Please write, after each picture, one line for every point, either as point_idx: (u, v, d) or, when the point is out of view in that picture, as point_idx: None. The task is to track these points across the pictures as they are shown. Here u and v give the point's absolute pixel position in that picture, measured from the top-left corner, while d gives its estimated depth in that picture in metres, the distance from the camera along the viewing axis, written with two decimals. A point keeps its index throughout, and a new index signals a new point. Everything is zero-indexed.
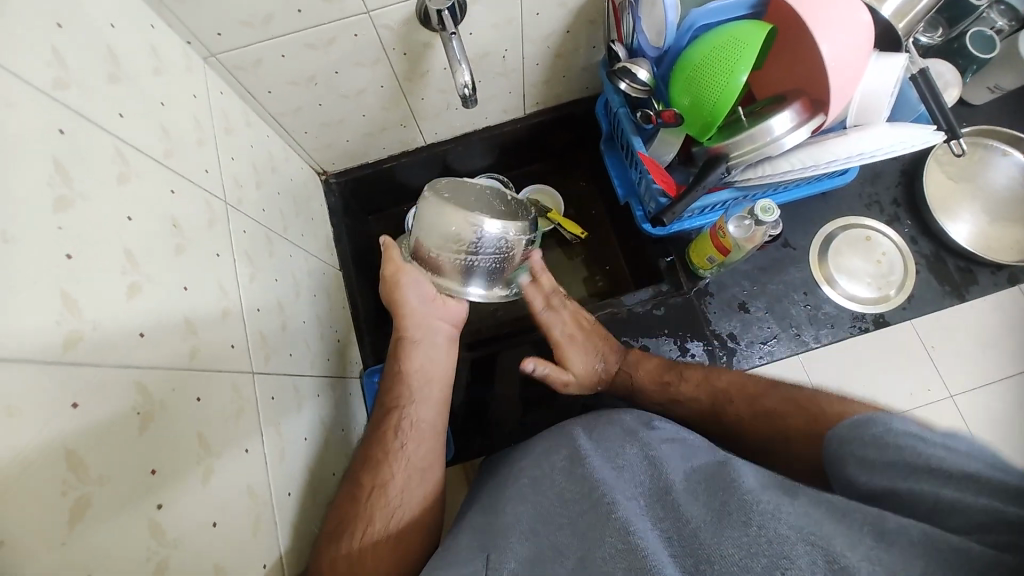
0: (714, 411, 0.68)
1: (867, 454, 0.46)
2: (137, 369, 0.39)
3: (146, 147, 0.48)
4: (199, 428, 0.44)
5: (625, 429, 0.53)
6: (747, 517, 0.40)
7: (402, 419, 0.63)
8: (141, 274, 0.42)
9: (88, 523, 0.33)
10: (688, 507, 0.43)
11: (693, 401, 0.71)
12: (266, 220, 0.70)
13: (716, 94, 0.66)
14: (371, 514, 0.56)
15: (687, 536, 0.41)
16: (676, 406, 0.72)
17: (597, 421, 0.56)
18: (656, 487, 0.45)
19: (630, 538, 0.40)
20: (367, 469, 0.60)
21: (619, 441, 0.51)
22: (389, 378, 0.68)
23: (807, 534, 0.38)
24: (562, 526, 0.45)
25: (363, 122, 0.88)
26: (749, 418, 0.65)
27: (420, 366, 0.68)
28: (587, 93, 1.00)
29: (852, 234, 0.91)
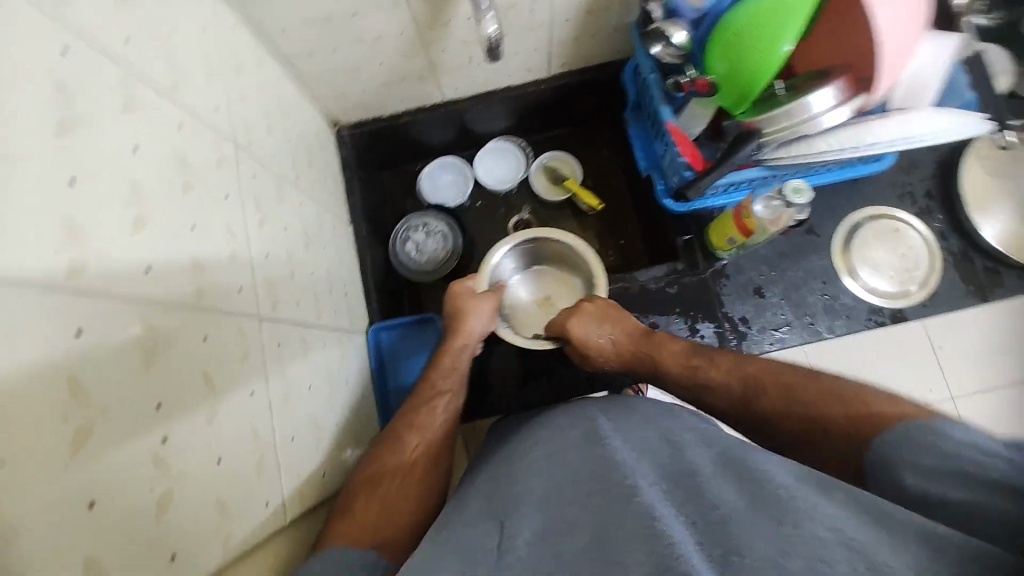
0: (746, 401, 0.62)
1: (922, 463, 0.45)
2: (144, 304, 0.38)
3: (156, 76, 0.46)
4: (204, 368, 0.43)
5: (645, 415, 0.53)
6: (781, 516, 0.39)
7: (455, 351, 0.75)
8: (149, 209, 0.41)
9: (91, 450, 0.31)
10: (718, 493, 0.42)
11: (718, 390, 0.65)
12: (278, 166, 0.68)
13: (755, 63, 0.63)
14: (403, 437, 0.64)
15: (716, 530, 0.39)
16: (703, 391, 0.66)
17: (615, 404, 0.55)
18: (682, 472, 0.45)
19: (655, 531, 0.39)
20: (412, 430, 0.66)
21: (640, 425, 0.51)
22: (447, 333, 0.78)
23: (848, 539, 0.37)
24: (573, 503, 0.44)
25: (381, 71, 0.84)
26: (772, 400, 0.60)
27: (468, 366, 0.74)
28: (616, 57, 0.96)
29: (879, 225, 0.88)
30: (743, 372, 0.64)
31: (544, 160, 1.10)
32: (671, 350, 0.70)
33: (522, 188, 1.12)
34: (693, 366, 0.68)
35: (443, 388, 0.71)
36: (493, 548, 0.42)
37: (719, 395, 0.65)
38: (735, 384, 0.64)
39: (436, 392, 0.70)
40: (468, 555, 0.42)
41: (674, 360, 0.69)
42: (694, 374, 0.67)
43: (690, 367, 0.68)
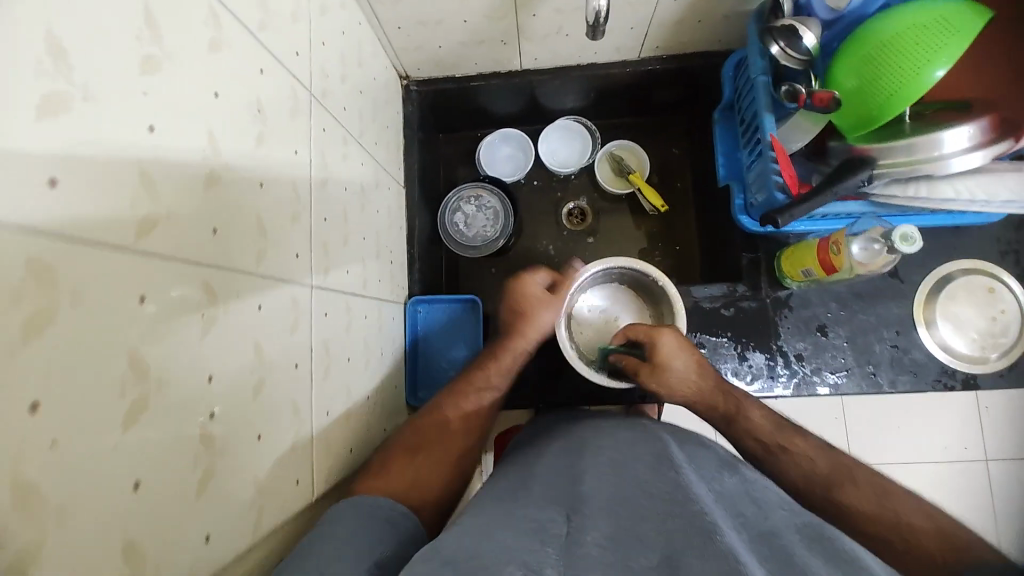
0: (832, 491, 0.50)
1: None
2: (207, 269, 0.35)
3: (242, 12, 0.41)
4: (256, 338, 0.41)
5: (725, 465, 0.50)
6: None
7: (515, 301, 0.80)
8: (221, 163, 0.38)
9: (140, 427, 0.29)
10: (809, 561, 0.35)
11: (801, 474, 0.52)
12: (345, 121, 0.64)
13: (894, 85, 0.55)
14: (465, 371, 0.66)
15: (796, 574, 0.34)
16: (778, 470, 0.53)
17: (689, 441, 0.53)
18: (763, 527, 0.40)
19: (733, 556, 0.33)
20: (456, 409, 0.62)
21: (717, 470, 0.48)
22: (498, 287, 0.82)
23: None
24: (645, 519, 0.39)
25: (463, 29, 0.78)
26: (852, 494, 0.49)
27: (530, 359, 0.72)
28: (717, 48, 0.86)
29: (972, 281, 0.80)
30: (836, 458, 0.52)
31: (612, 148, 1.03)
32: (755, 410, 0.58)
33: (583, 174, 1.06)
34: (774, 439, 0.55)
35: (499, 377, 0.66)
36: (561, 536, 0.39)
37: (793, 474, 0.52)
38: (814, 474, 0.51)
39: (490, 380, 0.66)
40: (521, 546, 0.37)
41: (755, 421, 0.57)
42: (775, 448, 0.54)
43: (772, 433, 0.55)
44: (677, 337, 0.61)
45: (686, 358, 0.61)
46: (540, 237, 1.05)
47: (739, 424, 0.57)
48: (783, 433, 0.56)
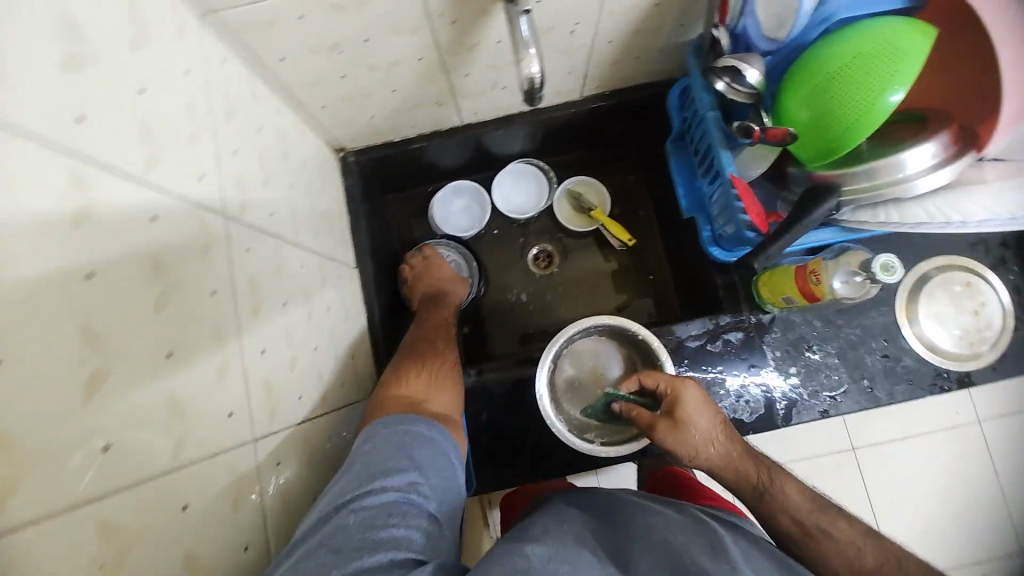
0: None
1: None
2: (108, 498, 0.32)
3: (114, 162, 0.35)
4: (182, 547, 0.36)
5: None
6: None
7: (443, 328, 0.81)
8: (108, 354, 0.32)
9: None
10: None
11: (843, 559, 0.51)
12: (275, 226, 0.58)
13: (853, 117, 0.52)
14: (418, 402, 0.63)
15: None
16: (820, 552, 0.51)
17: (755, 544, 0.47)
18: None
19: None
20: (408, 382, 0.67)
21: None
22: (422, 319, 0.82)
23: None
24: None
25: (394, 98, 0.73)
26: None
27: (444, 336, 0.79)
28: (659, 77, 0.84)
29: (949, 277, 0.79)
30: (882, 546, 0.51)
31: (569, 184, 1.00)
32: (792, 484, 0.55)
33: (543, 216, 1.01)
34: (816, 519, 0.53)
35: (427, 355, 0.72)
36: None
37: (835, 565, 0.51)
38: (848, 552, 0.51)
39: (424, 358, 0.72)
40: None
41: (794, 500, 0.54)
42: (819, 533, 0.52)
43: (812, 513, 0.53)
44: (706, 393, 0.55)
45: (713, 426, 0.55)
46: (509, 288, 1.00)
47: (772, 501, 0.54)
48: (819, 509, 0.54)
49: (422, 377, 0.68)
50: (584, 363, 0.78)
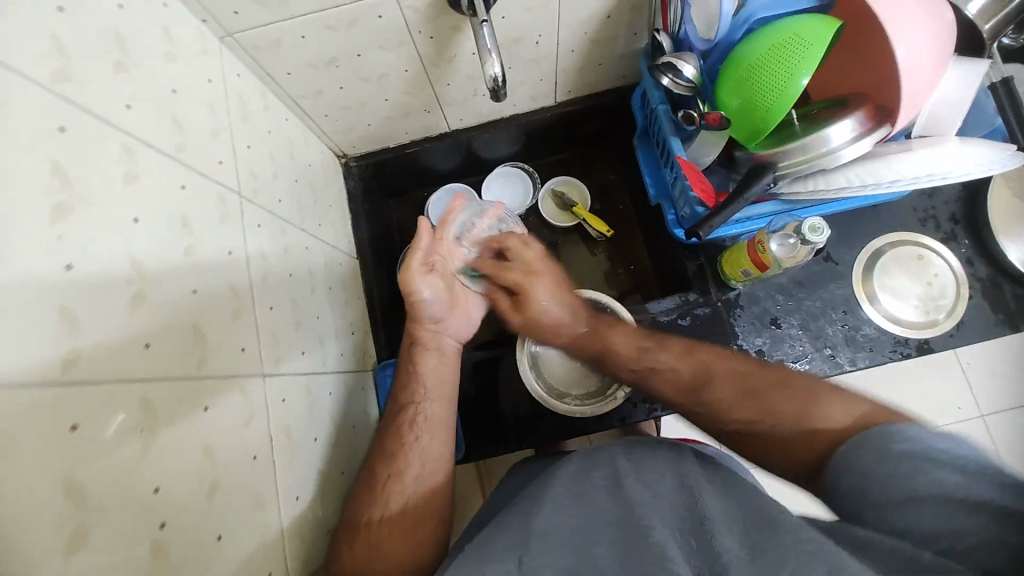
0: (801, 425, 0.50)
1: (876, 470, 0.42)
2: (145, 383, 0.37)
3: (155, 140, 0.45)
4: (204, 440, 0.41)
5: (672, 461, 0.53)
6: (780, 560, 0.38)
7: (416, 417, 0.65)
8: (148, 281, 0.39)
9: (87, 553, 0.30)
10: (724, 541, 0.42)
11: (731, 403, 0.57)
12: (282, 211, 0.67)
13: (773, 98, 0.60)
14: (385, 509, 0.60)
15: (716, 568, 0.40)
16: (768, 409, 0.54)
17: (638, 444, 0.56)
18: (693, 520, 0.45)
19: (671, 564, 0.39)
20: (383, 459, 0.63)
21: (661, 471, 0.51)
22: (399, 382, 0.69)
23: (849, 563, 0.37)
24: (597, 544, 0.44)
25: (386, 106, 0.84)
26: (796, 415, 0.51)
27: (433, 372, 0.69)
28: (624, 83, 0.94)
29: (902, 252, 0.85)
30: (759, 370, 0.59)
31: (554, 184, 1.08)
32: (834, 402, 0.50)
33: (530, 214, 1.10)
34: (772, 389, 0.56)
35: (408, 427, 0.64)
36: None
37: (784, 412, 0.53)
38: (684, 385, 0.62)
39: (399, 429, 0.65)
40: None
41: (720, 381, 0.60)
42: (740, 392, 0.57)
43: (681, 366, 0.64)
44: (548, 286, 0.73)
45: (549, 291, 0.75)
46: None
47: (613, 358, 0.70)
48: (697, 357, 0.64)
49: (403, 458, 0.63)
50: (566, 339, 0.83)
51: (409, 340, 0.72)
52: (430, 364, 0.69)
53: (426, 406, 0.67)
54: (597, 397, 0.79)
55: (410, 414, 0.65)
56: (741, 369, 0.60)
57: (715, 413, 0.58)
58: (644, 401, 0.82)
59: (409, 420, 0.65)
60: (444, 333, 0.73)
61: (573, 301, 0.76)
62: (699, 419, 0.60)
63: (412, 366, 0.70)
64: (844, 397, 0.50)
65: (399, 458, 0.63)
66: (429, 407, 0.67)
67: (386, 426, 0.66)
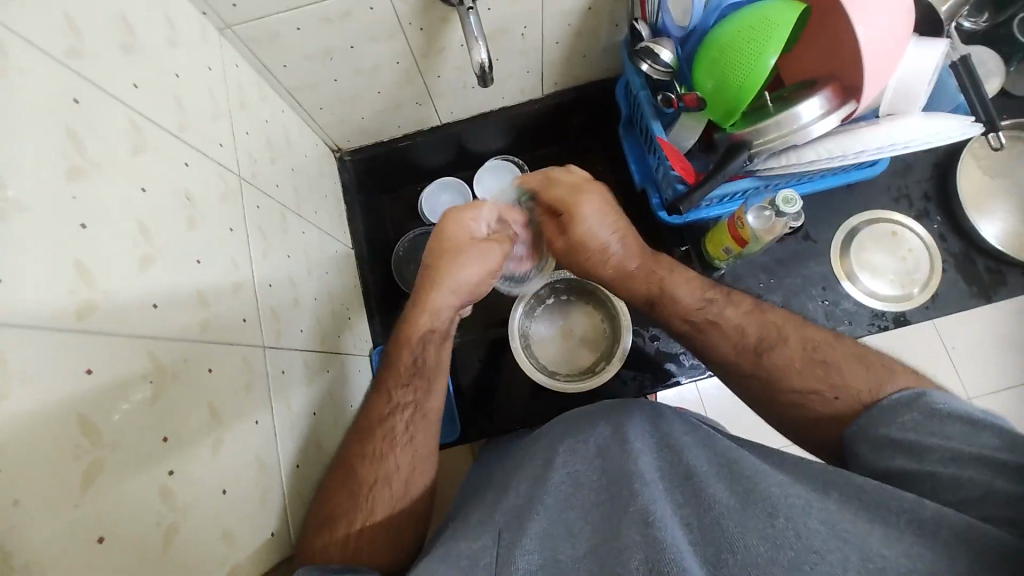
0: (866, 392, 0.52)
1: (906, 437, 0.46)
2: (151, 340, 0.39)
3: (159, 119, 0.47)
4: (209, 398, 0.43)
5: (649, 412, 0.48)
6: (775, 511, 0.37)
7: (412, 418, 0.59)
8: (154, 246, 0.42)
9: (101, 484, 0.32)
10: (715, 490, 0.39)
11: (792, 368, 0.57)
12: (279, 196, 0.70)
13: (743, 75, 0.64)
14: (373, 510, 0.54)
15: (712, 525, 0.37)
16: (840, 383, 0.54)
17: (609, 406, 0.50)
18: (680, 471, 0.42)
19: (650, 530, 0.36)
20: (366, 462, 0.56)
21: (636, 424, 0.46)
22: (393, 370, 0.61)
23: (839, 532, 0.36)
24: (574, 509, 0.41)
25: (379, 99, 0.87)
26: (862, 387, 0.52)
27: (438, 361, 0.63)
28: (608, 75, 0.98)
29: (877, 229, 0.89)
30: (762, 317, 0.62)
31: None
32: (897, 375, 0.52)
33: None
34: (842, 360, 0.56)
35: (403, 400, 0.59)
36: (491, 562, 0.38)
37: (784, 356, 0.58)
38: (751, 346, 0.60)
39: (395, 407, 0.59)
40: (467, 553, 0.40)
41: (790, 346, 0.59)
42: (809, 360, 0.57)
43: (748, 324, 0.62)
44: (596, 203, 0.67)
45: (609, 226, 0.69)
46: None
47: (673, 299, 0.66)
48: (766, 317, 0.62)
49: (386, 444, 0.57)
50: (559, 319, 0.86)
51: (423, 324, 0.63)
52: (414, 394, 0.60)
53: (421, 403, 0.61)
54: (583, 373, 0.82)
55: (390, 426, 0.58)
56: (809, 336, 0.60)
57: (769, 380, 0.58)
58: (635, 378, 0.86)
59: (392, 432, 0.58)
60: (456, 315, 0.66)
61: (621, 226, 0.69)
62: (756, 385, 0.59)
63: (411, 359, 0.62)
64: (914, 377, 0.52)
65: (386, 463, 0.56)
66: (425, 405, 0.61)
67: (360, 439, 0.58)
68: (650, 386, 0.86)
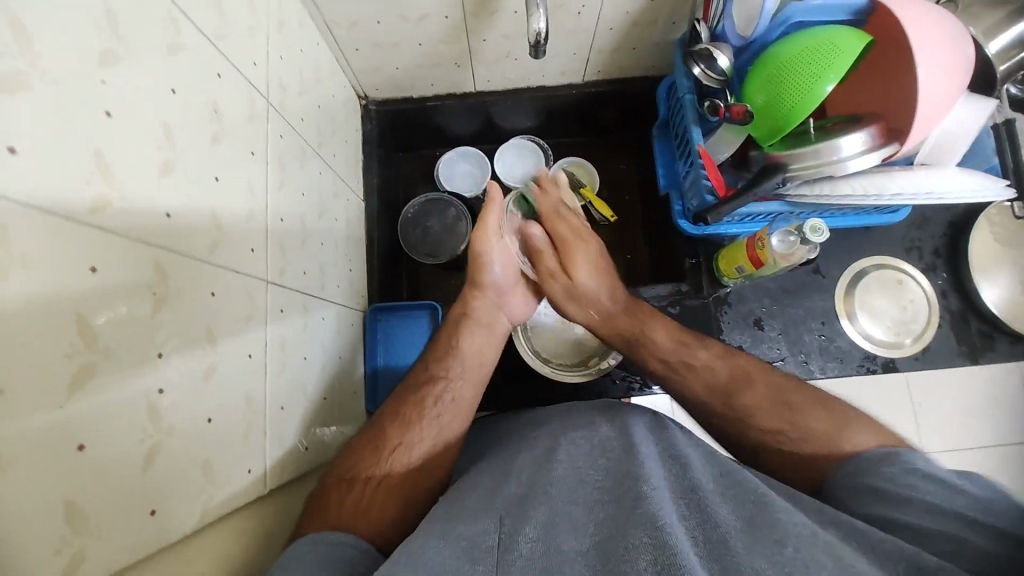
0: (832, 442, 0.53)
1: (888, 488, 0.46)
2: (160, 250, 0.36)
3: (199, 20, 0.44)
4: (208, 322, 0.41)
5: (654, 427, 0.50)
6: (781, 538, 0.36)
7: (443, 394, 0.61)
8: (176, 152, 0.39)
9: (90, 390, 0.30)
10: (719, 512, 0.39)
11: (762, 410, 0.58)
12: (303, 130, 0.66)
13: (796, 97, 0.63)
14: (389, 472, 0.54)
15: (719, 546, 0.36)
16: (803, 426, 0.56)
17: (615, 412, 0.52)
18: (683, 486, 0.42)
19: (658, 533, 0.35)
20: (397, 425, 0.57)
21: (644, 435, 0.47)
22: (436, 350, 0.66)
23: (845, 564, 0.35)
24: (576, 504, 0.41)
25: (418, 51, 0.83)
26: (825, 436, 0.54)
27: (475, 347, 0.67)
28: (653, 73, 0.96)
29: (884, 275, 0.90)
30: (731, 363, 0.63)
31: (565, 164, 1.06)
32: (863, 428, 0.54)
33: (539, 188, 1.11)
34: (807, 406, 0.57)
35: (438, 374, 0.63)
36: (492, 547, 0.37)
37: (753, 399, 0.59)
38: (722, 388, 0.62)
39: (430, 380, 0.62)
40: (464, 534, 0.39)
41: (757, 389, 0.60)
42: (778, 403, 0.58)
43: (719, 368, 0.63)
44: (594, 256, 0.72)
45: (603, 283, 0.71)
46: None
47: (649, 346, 0.68)
48: (736, 363, 0.63)
49: (416, 410, 0.59)
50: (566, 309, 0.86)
51: (460, 309, 0.70)
52: (456, 369, 0.64)
53: (455, 383, 0.63)
54: (576, 366, 0.82)
55: (424, 395, 0.60)
56: (777, 381, 0.61)
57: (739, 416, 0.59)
58: (624, 378, 0.86)
59: (424, 402, 0.60)
60: (494, 301, 0.71)
61: (609, 277, 0.72)
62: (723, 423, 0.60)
63: (453, 340, 0.67)
64: (878, 428, 0.54)
65: (412, 432, 0.57)
66: (459, 386, 0.63)
67: (397, 404, 0.60)
68: (637, 388, 0.86)
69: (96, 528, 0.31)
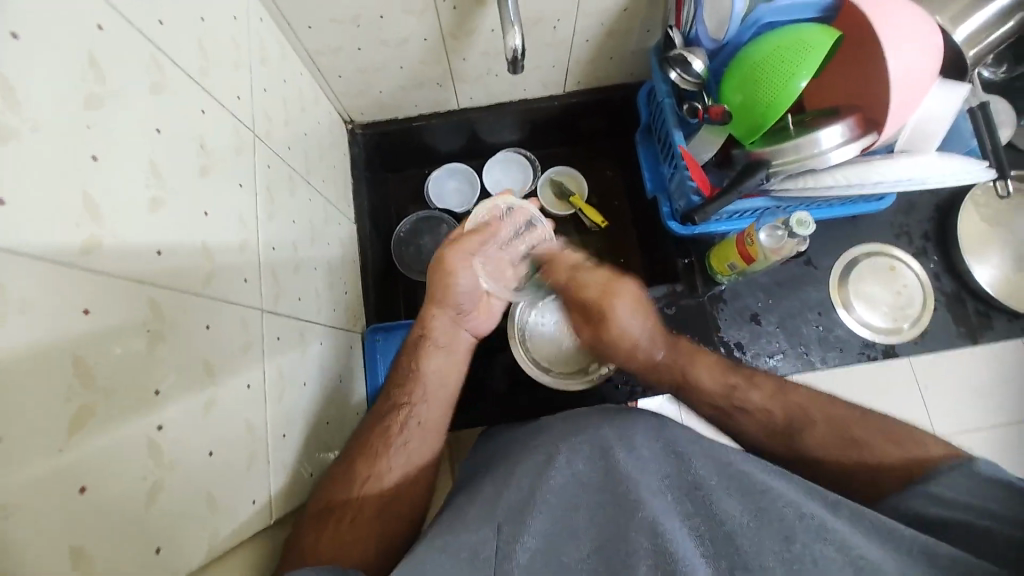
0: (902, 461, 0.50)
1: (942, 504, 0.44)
2: (153, 287, 0.37)
3: (182, 61, 0.45)
4: (205, 354, 0.41)
5: (654, 424, 0.49)
6: (792, 533, 0.37)
7: (409, 420, 0.60)
8: (165, 190, 0.40)
9: (88, 434, 0.30)
10: (726, 505, 0.39)
11: (826, 447, 0.55)
12: (290, 159, 0.67)
13: (770, 94, 0.64)
14: (360, 505, 0.54)
15: (728, 545, 0.37)
16: (874, 457, 0.52)
17: (619, 414, 0.51)
18: (687, 483, 0.42)
19: (659, 540, 0.36)
20: (364, 458, 0.57)
21: (645, 434, 0.47)
22: (398, 376, 0.63)
23: (856, 559, 0.35)
24: (579, 508, 0.41)
25: (400, 74, 0.85)
26: (899, 464, 0.50)
27: (436, 371, 0.64)
28: (632, 80, 0.98)
29: (876, 262, 0.90)
30: (786, 399, 0.60)
31: (553, 173, 1.07)
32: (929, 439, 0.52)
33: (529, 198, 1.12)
34: (879, 440, 0.53)
35: (402, 400, 0.60)
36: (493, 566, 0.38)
37: (821, 435, 0.56)
38: (778, 425, 0.59)
39: (395, 406, 0.60)
40: (465, 545, 0.39)
41: (817, 424, 0.57)
42: (839, 434, 0.55)
43: (774, 408, 0.60)
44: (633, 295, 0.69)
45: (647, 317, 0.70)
46: None
47: (694, 389, 0.65)
48: (790, 399, 0.60)
49: (380, 440, 0.58)
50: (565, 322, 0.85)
51: (416, 330, 0.66)
52: (421, 395, 0.62)
53: (420, 407, 0.61)
54: (576, 373, 0.82)
55: (389, 423, 0.59)
56: (841, 415, 0.57)
57: (799, 451, 0.56)
58: (626, 383, 0.85)
59: (389, 431, 0.58)
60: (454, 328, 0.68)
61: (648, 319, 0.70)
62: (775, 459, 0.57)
63: (414, 364, 0.63)
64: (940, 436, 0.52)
65: (380, 462, 0.57)
66: (424, 409, 0.61)
67: (365, 433, 0.59)
68: (639, 393, 0.86)
69: (100, 568, 0.30)
